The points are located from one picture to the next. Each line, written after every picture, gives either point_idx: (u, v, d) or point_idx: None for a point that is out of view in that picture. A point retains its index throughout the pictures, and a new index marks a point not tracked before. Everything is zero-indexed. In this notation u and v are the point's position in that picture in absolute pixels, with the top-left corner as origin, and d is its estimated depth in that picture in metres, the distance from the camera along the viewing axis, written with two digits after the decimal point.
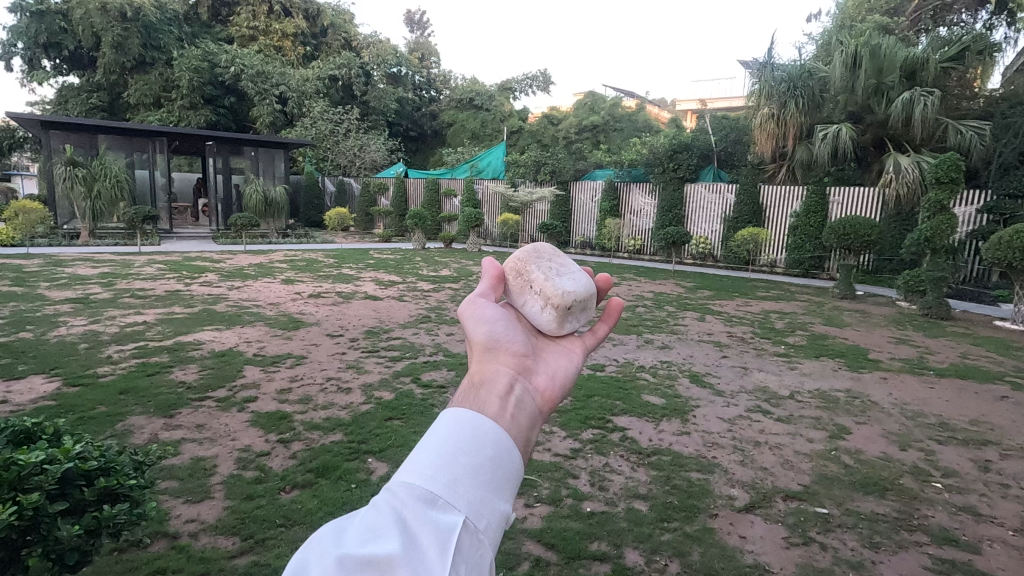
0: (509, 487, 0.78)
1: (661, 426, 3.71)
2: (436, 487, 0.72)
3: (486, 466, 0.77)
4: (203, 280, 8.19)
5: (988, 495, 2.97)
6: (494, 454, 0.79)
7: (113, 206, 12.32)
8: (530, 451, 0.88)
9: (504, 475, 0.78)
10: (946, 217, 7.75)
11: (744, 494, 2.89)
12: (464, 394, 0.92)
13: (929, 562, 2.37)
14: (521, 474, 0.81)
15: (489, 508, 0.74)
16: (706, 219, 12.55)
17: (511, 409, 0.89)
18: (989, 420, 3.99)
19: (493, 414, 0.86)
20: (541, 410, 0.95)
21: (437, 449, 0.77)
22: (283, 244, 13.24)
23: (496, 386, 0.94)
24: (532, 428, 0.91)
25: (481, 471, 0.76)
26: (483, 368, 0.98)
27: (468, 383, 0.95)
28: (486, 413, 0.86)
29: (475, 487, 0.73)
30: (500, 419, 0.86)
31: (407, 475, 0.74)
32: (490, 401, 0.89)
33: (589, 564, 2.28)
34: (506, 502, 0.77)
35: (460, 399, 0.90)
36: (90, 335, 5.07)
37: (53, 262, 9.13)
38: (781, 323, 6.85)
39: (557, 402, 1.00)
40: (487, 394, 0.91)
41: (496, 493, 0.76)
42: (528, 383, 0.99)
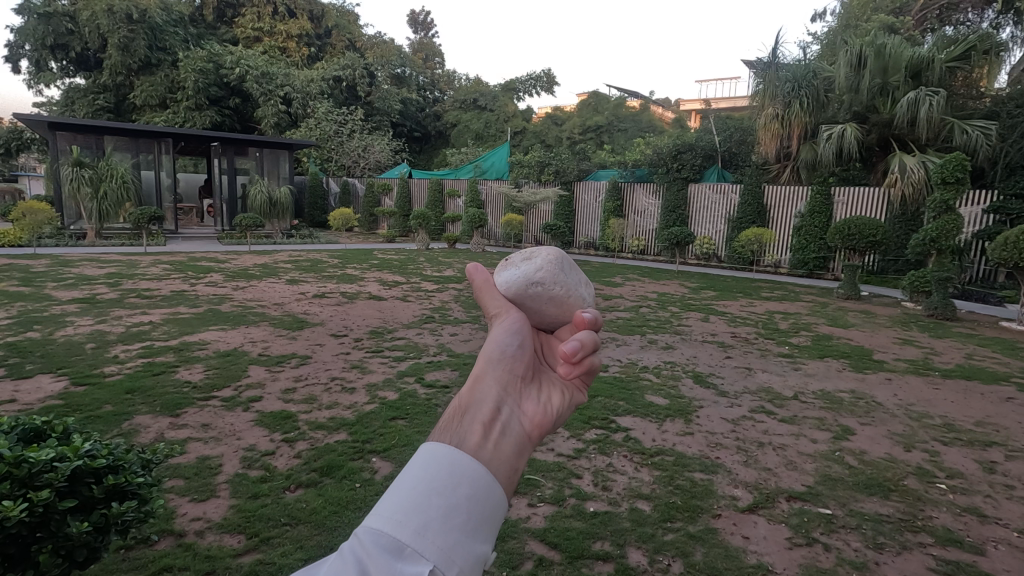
0: (487, 527, 0.80)
1: (664, 426, 3.71)
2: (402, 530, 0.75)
3: (461, 508, 0.78)
4: (209, 280, 8.25)
5: (993, 496, 2.97)
6: (469, 493, 0.80)
7: (120, 207, 12.38)
8: (515, 483, 0.88)
9: (482, 512, 0.79)
10: (952, 217, 7.71)
11: (747, 494, 2.90)
12: (449, 420, 0.92)
13: (933, 563, 2.37)
14: (502, 513, 0.82)
15: (463, 552, 0.75)
16: (710, 219, 12.57)
17: (494, 438, 0.89)
18: (995, 421, 3.99)
19: (473, 445, 0.87)
20: (531, 437, 0.95)
21: (406, 489, 0.79)
22: (288, 244, 13.31)
23: (485, 410, 0.94)
24: (519, 456, 0.91)
25: (454, 515, 0.77)
26: (477, 389, 0.97)
27: (457, 406, 0.94)
28: (466, 446, 0.86)
29: (445, 532, 0.75)
30: (481, 454, 0.86)
31: (373, 520, 0.78)
32: (470, 432, 0.89)
33: (592, 564, 2.28)
34: (485, 544, 0.78)
35: (442, 428, 0.90)
36: (97, 335, 5.11)
37: (60, 262, 9.22)
38: (786, 323, 6.85)
39: (547, 431, 0.99)
40: (471, 421, 0.91)
41: (474, 535, 0.77)
42: (518, 406, 0.99)
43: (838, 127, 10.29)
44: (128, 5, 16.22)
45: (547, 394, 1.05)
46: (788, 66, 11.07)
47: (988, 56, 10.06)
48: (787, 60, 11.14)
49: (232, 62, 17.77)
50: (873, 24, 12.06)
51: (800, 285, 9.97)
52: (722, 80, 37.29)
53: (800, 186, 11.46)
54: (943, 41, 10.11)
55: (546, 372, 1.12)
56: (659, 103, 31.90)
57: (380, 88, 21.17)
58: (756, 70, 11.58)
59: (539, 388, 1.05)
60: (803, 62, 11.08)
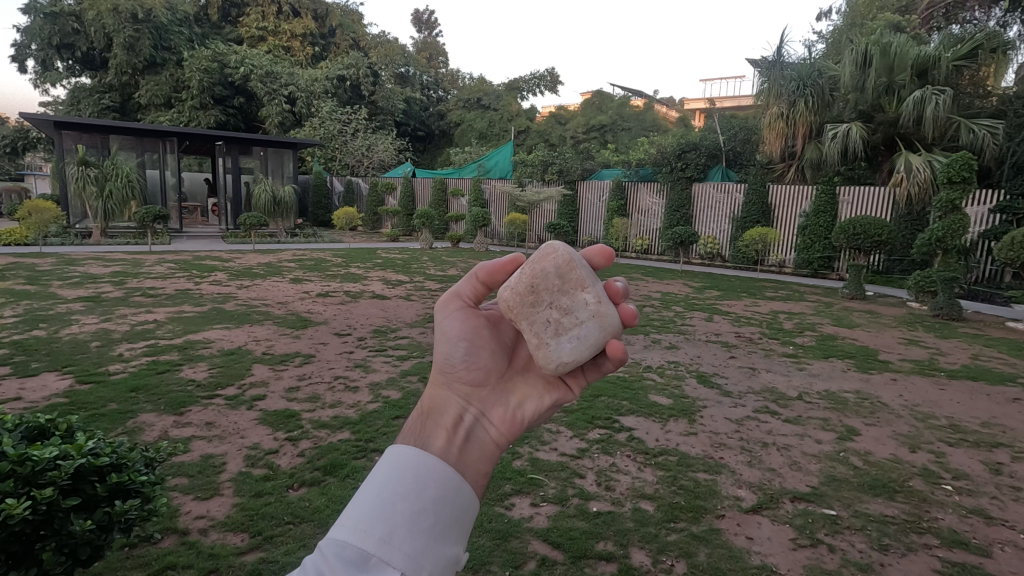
0: (455, 530, 0.85)
1: (668, 426, 3.70)
2: (368, 532, 0.81)
3: (428, 512, 0.84)
4: (213, 279, 8.27)
5: (999, 498, 2.95)
6: (436, 496, 0.86)
7: (125, 206, 12.42)
8: (482, 485, 0.95)
9: (449, 515, 0.85)
10: (958, 217, 7.69)
11: (751, 495, 2.88)
12: (416, 424, 1.01)
13: (939, 564, 2.36)
14: (472, 518, 0.89)
15: (430, 556, 0.80)
16: (715, 219, 12.54)
17: (458, 442, 0.97)
18: (1001, 422, 3.95)
19: (437, 449, 0.94)
20: (497, 442, 1.03)
21: (371, 498, 0.85)
22: (292, 244, 13.33)
23: (448, 417, 1.03)
24: (482, 460, 0.98)
25: (419, 519, 0.83)
26: (438, 397, 1.07)
27: (422, 411, 1.04)
28: (432, 448, 0.94)
29: (411, 538, 0.80)
30: (445, 455, 0.93)
31: (334, 532, 0.82)
32: (434, 437, 0.96)
33: (595, 564, 2.28)
34: (453, 545, 0.84)
35: (408, 433, 0.98)
36: (102, 333, 5.14)
37: (65, 261, 9.25)
38: (790, 323, 6.82)
39: (514, 435, 1.07)
40: (436, 426, 0.99)
41: (440, 538, 0.83)
42: (482, 412, 1.07)
43: (843, 126, 10.22)
44: (133, 5, 16.27)
45: (519, 395, 1.12)
46: (792, 65, 11.03)
47: (996, 54, 9.92)
48: (792, 59, 11.12)
49: (237, 62, 17.79)
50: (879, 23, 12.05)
51: (805, 284, 9.94)
52: (725, 80, 37.04)
53: (806, 185, 11.41)
54: (950, 39, 9.98)
55: (526, 373, 1.17)
56: (664, 101, 31.57)
57: (383, 88, 21.21)
58: (760, 69, 11.52)
59: (510, 394, 1.12)
60: (808, 62, 11.03)
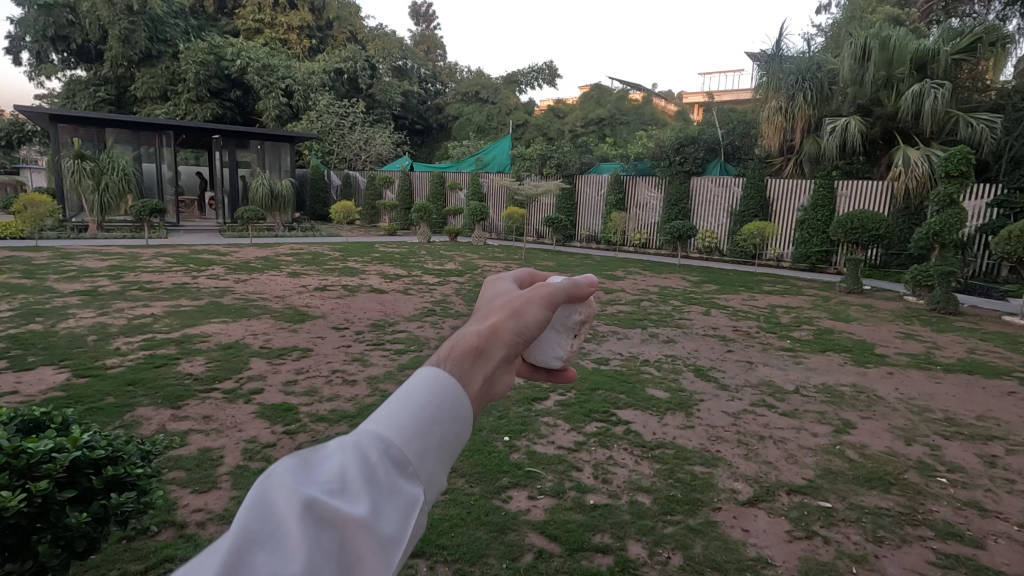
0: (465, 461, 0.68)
1: (665, 419, 3.71)
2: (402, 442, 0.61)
3: (460, 436, 0.65)
4: (210, 273, 8.25)
5: (994, 490, 2.96)
6: (467, 422, 0.66)
7: (121, 200, 12.37)
8: None
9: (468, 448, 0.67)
10: (956, 211, 7.70)
11: (747, 488, 2.89)
12: (461, 348, 0.72)
13: (933, 556, 2.38)
14: None
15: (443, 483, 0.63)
16: (714, 213, 12.54)
17: (486, 391, 0.72)
18: (996, 415, 3.98)
19: (476, 390, 0.70)
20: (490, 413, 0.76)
21: (410, 401, 0.63)
22: (289, 237, 13.31)
23: (486, 371, 0.72)
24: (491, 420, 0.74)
25: (451, 443, 0.63)
26: (492, 340, 0.76)
27: (471, 343, 0.73)
28: (471, 389, 0.69)
29: (441, 460, 0.62)
30: (479, 399, 0.70)
31: (361, 432, 0.61)
32: (475, 376, 0.70)
33: (591, 556, 2.30)
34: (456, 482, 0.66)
35: (450, 354, 0.71)
36: (99, 327, 5.13)
37: (62, 255, 9.23)
38: (787, 317, 6.84)
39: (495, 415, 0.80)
40: (481, 369, 0.71)
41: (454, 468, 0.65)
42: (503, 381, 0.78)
43: (842, 119, 10.23)
44: None
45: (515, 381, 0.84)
46: (791, 59, 11.00)
47: (995, 48, 9.87)
48: (790, 53, 11.08)
49: (234, 54, 17.67)
50: (878, 16, 12.03)
51: (802, 279, 9.95)
52: (724, 74, 36.98)
53: (804, 179, 11.41)
54: (949, 33, 9.96)
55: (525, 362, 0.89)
56: (662, 94, 31.55)
57: (381, 81, 21.12)
58: (759, 62, 11.48)
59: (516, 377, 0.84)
60: (807, 55, 10.99)
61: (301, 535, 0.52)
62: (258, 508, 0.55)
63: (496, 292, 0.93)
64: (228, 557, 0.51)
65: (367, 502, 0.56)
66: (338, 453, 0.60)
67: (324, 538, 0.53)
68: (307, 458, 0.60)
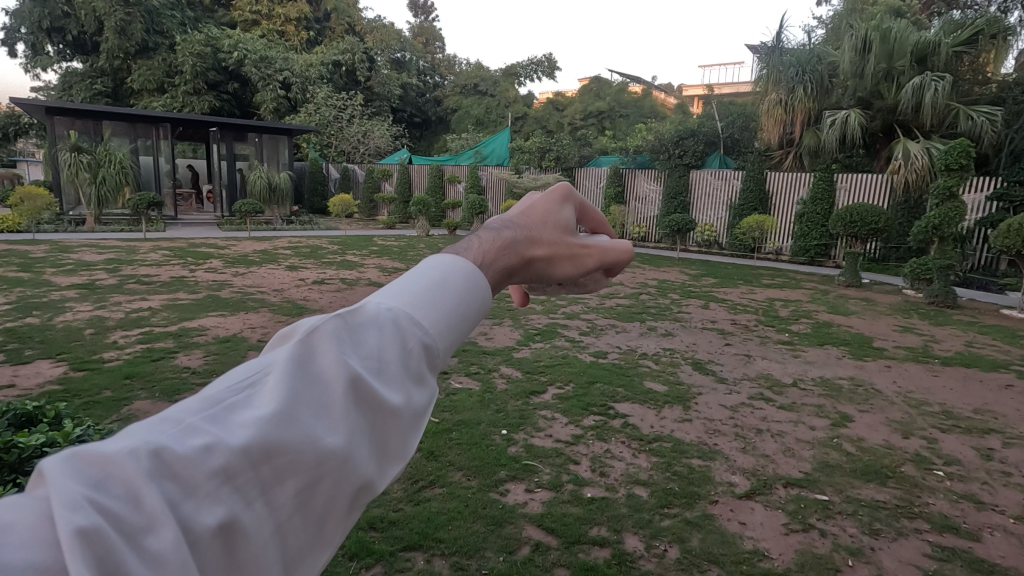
0: None
1: (663, 412, 3.72)
2: (437, 341, 0.63)
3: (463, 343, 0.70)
4: (208, 267, 8.22)
5: (990, 483, 2.97)
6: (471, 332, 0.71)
7: (119, 193, 12.31)
8: None
9: None
10: (955, 204, 7.68)
11: (744, 481, 2.90)
12: (489, 266, 0.72)
13: (929, 549, 2.39)
14: None
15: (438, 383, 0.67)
16: (713, 206, 12.51)
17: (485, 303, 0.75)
18: (993, 409, 3.99)
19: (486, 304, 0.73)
20: None
21: (446, 302, 0.65)
22: (287, 231, 13.27)
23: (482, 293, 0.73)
24: None
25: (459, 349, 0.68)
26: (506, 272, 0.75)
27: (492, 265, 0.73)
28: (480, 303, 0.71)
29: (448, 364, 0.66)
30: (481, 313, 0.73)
31: (403, 319, 0.62)
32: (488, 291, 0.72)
33: (588, 549, 2.30)
34: None
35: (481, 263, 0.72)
36: (96, 320, 5.11)
37: (59, 249, 9.20)
38: (786, 310, 6.83)
39: None
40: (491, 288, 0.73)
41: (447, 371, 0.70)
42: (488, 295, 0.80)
43: (841, 113, 10.16)
44: None
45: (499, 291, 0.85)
46: (791, 51, 10.93)
47: (996, 40, 9.77)
48: (791, 45, 11.00)
49: (231, 46, 17.52)
50: (879, 8, 11.96)
51: (801, 272, 9.94)
52: (725, 66, 36.74)
53: (804, 172, 11.39)
54: (950, 24, 9.89)
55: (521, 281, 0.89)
56: (663, 86, 31.36)
57: (380, 74, 20.99)
58: (759, 55, 11.40)
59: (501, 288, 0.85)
60: (808, 47, 10.92)
61: (344, 408, 0.54)
62: (300, 365, 0.55)
63: (560, 215, 0.83)
64: (281, 412, 0.51)
65: (403, 390, 0.59)
66: (378, 328, 0.60)
67: (363, 415, 0.55)
68: (347, 322, 0.59)
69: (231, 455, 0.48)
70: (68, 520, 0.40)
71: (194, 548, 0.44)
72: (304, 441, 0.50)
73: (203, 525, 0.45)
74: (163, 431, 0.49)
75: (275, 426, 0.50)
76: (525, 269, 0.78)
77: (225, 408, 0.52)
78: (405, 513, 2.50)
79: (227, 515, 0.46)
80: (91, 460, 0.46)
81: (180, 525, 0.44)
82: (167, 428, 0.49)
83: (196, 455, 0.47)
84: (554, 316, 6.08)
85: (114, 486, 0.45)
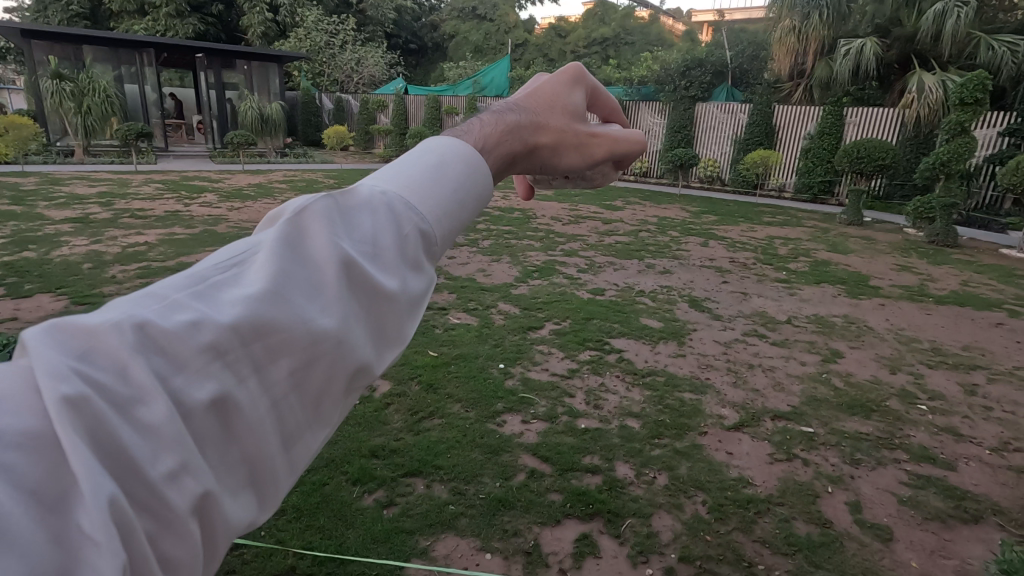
0: None
1: (658, 348, 3.79)
2: (435, 227, 0.58)
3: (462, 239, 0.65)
4: (203, 201, 8.09)
5: (970, 416, 3.07)
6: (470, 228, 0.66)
7: (105, 123, 11.92)
8: None
9: None
10: (966, 140, 7.50)
11: (734, 413, 3.00)
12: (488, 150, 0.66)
13: (905, 477, 2.50)
14: None
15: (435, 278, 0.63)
16: (717, 141, 12.19)
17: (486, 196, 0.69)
18: (981, 346, 4.06)
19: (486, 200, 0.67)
20: None
21: (442, 186, 0.60)
22: (281, 164, 12.98)
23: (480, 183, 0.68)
24: None
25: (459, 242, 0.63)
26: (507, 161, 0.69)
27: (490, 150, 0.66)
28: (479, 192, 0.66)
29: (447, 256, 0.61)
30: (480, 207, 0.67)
31: (398, 202, 0.57)
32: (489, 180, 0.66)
33: (580, 476, 2.41)
34: None
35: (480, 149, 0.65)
36: (93, 255, 5.09)
37: (50, 181, 9.02)
38: (785, 248, 6.81)
39: None
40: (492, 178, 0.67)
41: None
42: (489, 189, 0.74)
43: (857, 41, 9.68)
44: None
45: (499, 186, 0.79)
46: None
47: None
48: None
49: None
50: None
51: (803, 210, 9.83)
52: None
53: (813, 106, 11.05)
54: None
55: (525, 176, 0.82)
56: (670, 12, 29.78)
57: None
58: None
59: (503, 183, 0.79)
60: None
61: (337, 291, 0.50)
62: (289, 246, 0.50)
63: (569, 99, 0.75)
64: (272, 288, 0.47)
65: (399, 276, 0.54)
66: (372, 213, 0.55)
67: (357, 300, 0.51)
68: (339, 204, 0.54)
69: (220, 331, 0.43)
70: (55, 390, 0.37)
71: (187, 422, 0.42)
72: (296, 322, 0.46)
73: (199, 397, 0.42)
74: (146, 304, 0.44)
75: (265, 307, 0.46)
76: (529, 156, 0.71)
77: (213, 286, 0.47)
78: (405, 442, 2.60)
79: (220, 391, 0.43)
80: (70, 328, 0.41)
81: (172, 400, 0.41)
82: (151, 302, 0.44)
83: (185, 331, 0.43)
84: (552, 253, 6.07)
85: (100, 359, 0.40)
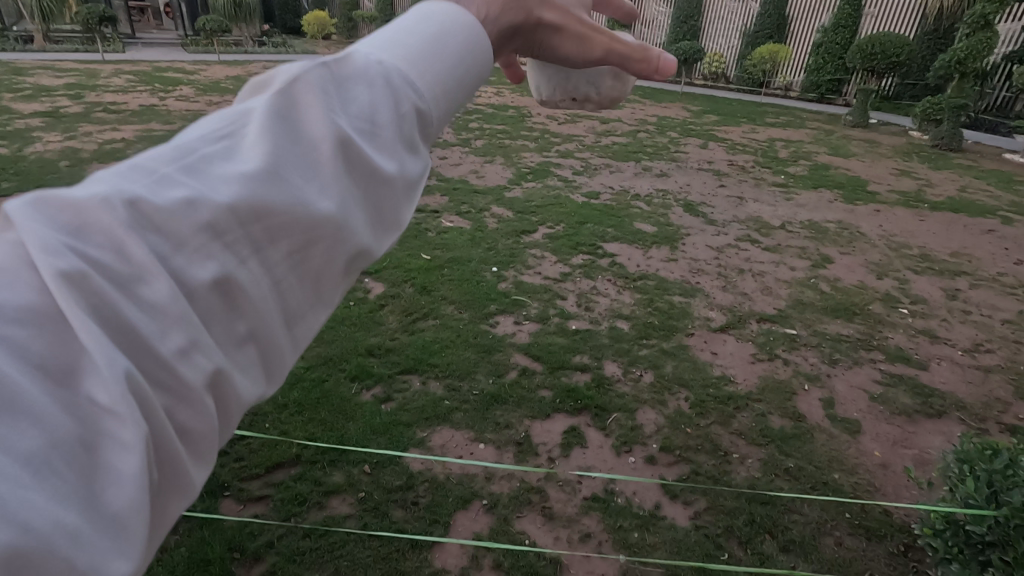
0: None
1: (650, 253, 3.79)
2: (435, 107, 0.48)
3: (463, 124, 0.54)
4: (179, 95, 7.65)
5: (948, 319, 3.18)
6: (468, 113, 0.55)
7: (64, 5, 10.93)
8: None
9: None
10: (988, 35, 7.10)
11: (721, 316, 3.07)
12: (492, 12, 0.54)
13: (879, 376, 2.63)
14: None
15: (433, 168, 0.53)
16: (724, 33, 11.44)
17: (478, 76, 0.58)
18: (969, 252, 4.10)
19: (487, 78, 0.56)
20: None
21: (442, 54, 0.48)
22: (260, 54, 12.14)
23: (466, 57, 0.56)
24: None
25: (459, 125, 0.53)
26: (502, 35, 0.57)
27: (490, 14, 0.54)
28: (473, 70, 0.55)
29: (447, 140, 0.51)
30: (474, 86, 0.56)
31: (392, 69, 0.46)
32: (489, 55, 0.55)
33: (571, 373, 2.51)
34: None
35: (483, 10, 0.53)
36: (69, 152, 4.88)
37: (12, 71, 8.43)
38: (785, 152, 6.62)
39: None
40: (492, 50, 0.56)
41: None
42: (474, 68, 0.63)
43: None
44: None
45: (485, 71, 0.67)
46: None
47: None
48: None
49: None
50: None
51: (808, 110, 9.45)
52: None
53: None
54: None
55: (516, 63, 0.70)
56: None
57: None
58: None
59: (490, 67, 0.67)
60: None
61: (336, 167, 0.41)
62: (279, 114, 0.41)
63: None
64: (261, 161, 0.38)
65: (398, 157, 0.45)
66: (368, 81, 0.45)
67: (357, 179, 0.42)
68: (332, 73, 0.44)
69: (215, 207, 0.36)
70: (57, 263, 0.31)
71: (190, 299, 0.34)
72: (293, 202, 0.38)
73: (197, 280, 0.34)
74: (131, 178, 0.36)
75: (260, 182, 0.38)
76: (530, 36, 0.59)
77: (199, 157, 0.38)
78: (401, 342, 2.66)
79: (220, 271, 0.35)
80: (58, 203, 0.34)
81: (170, 276, 0.33)
82: (136, 173, 0.36)
83: (173, 204, 0.35)
84: (547, 154, 5.88)
85: (95, 236, 0.33)
